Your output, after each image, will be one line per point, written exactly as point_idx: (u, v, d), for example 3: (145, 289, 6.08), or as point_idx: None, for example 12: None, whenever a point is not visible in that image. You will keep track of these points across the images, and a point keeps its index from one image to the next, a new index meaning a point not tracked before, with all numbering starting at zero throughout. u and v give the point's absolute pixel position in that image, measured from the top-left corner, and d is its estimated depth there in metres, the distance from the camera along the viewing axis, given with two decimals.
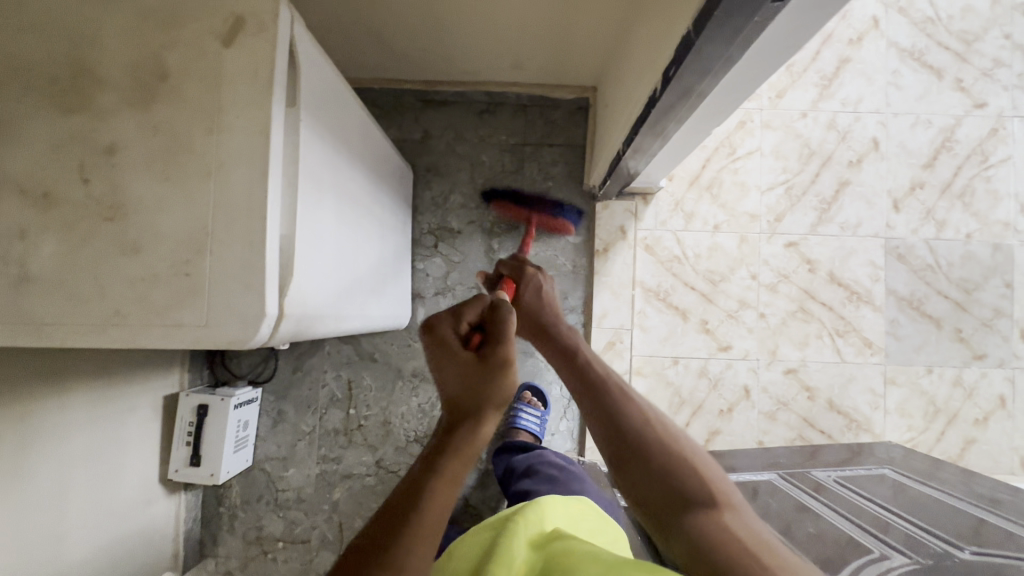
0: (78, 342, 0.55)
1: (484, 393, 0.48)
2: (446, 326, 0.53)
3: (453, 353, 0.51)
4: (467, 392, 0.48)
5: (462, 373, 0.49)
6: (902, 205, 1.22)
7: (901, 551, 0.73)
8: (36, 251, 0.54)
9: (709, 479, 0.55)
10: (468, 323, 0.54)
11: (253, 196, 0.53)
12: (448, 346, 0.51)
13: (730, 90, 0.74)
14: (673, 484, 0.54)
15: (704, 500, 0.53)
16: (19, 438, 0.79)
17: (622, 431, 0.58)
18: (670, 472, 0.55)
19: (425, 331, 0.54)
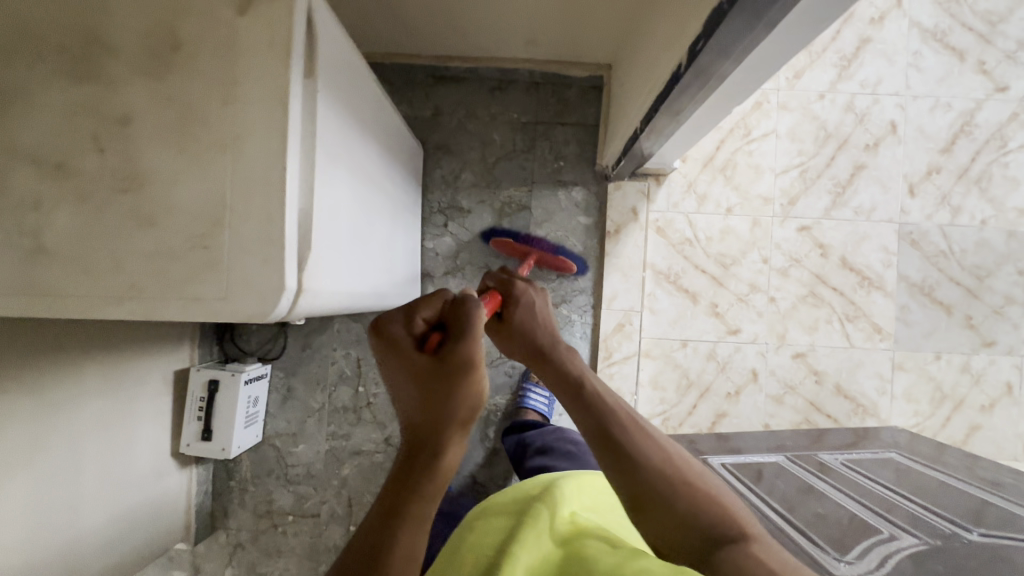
0: (93, 315, 0.54)
1: (438, 408, 0.46)
2: (398, 326, 0.48)
3: (408, 364, 0.46)
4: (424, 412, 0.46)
5: (418, 381, 0.46)
6: (918, 189, 1.21)
7: (909, 531, 0.74)
8: (49, 221, 0.53)
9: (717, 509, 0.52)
10: (425, 321, 0.49)
11: (272, 170, 0.52)
12: (405, 351, 0.46)
13: (756, 68, 0.72)
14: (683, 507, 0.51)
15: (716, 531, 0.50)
16: (33, 410, 0.79)
17: (634, 469, 0.52)
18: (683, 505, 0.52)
19: (372, 332, 0.48)
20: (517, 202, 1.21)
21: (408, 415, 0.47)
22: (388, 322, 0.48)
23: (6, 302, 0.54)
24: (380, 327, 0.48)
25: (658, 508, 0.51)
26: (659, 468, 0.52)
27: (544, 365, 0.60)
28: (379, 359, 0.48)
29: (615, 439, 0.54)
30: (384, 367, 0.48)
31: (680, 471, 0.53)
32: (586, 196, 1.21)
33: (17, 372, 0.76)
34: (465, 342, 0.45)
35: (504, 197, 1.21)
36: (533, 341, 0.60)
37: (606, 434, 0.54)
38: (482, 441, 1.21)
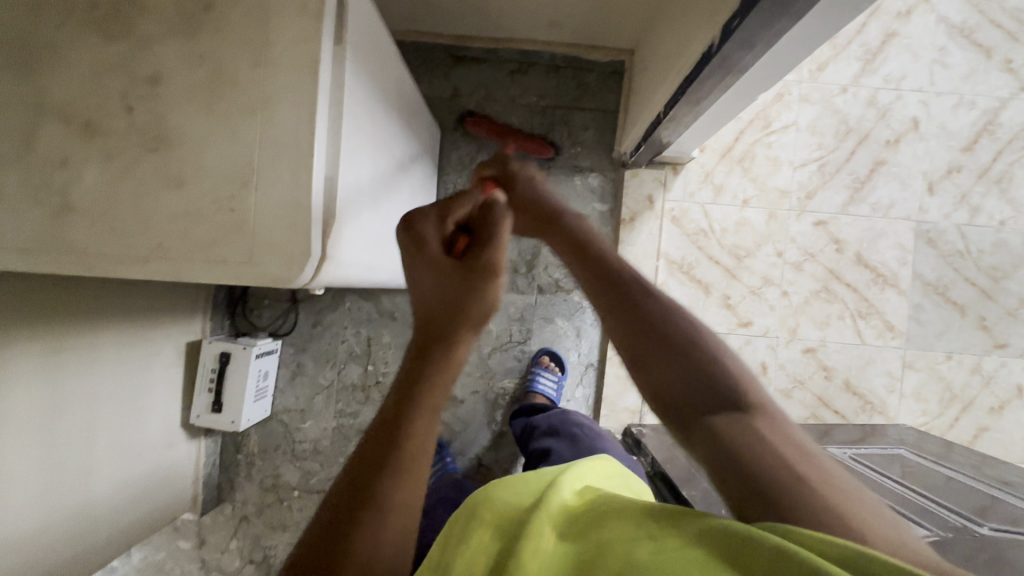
0: (119, 274, 0.54)
1: (457, 304, 0.45)
2: (430, 226, 0.49)
3: (435, 264, 0.47)
4: (444, 302, 0.45)
5: (442, 280, 0.46)
6: (937, 188, 1.20)
7: (920, 524, 0.74)
8: (78, 179, 0.53)
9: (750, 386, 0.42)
10: (454, 224, 0.51)
11: (300, 135, 0.52)
12: (432, 255, 0.47)
13: (788, 53, 0.71)
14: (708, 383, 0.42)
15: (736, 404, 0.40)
16: (51, 373, 0.79)
17: (633, 325, 0.46)
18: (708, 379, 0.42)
19: (400, 228, 0.49)
20: None
21: (423, 307, 0.46)
22: (414, 220, 0.49)
23: (34, 259, 0.54)
24: (411, 223, 0.49)
25: (655, 363, 0.44)
26: (664, 321, 0.46)
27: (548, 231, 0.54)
28: (403, 250, 0.48)
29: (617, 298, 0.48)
30: (406, 264, 0.48)
31: (692, 336, 0.45)
32: (602, 183, 1.20)
33: (35, 335, 0.76)
34: (491, 246, 0.48)
35: None
36: (538, 208, 0.55)
37: (608, 286, 0.49)
38: (489, 424, 1.21)
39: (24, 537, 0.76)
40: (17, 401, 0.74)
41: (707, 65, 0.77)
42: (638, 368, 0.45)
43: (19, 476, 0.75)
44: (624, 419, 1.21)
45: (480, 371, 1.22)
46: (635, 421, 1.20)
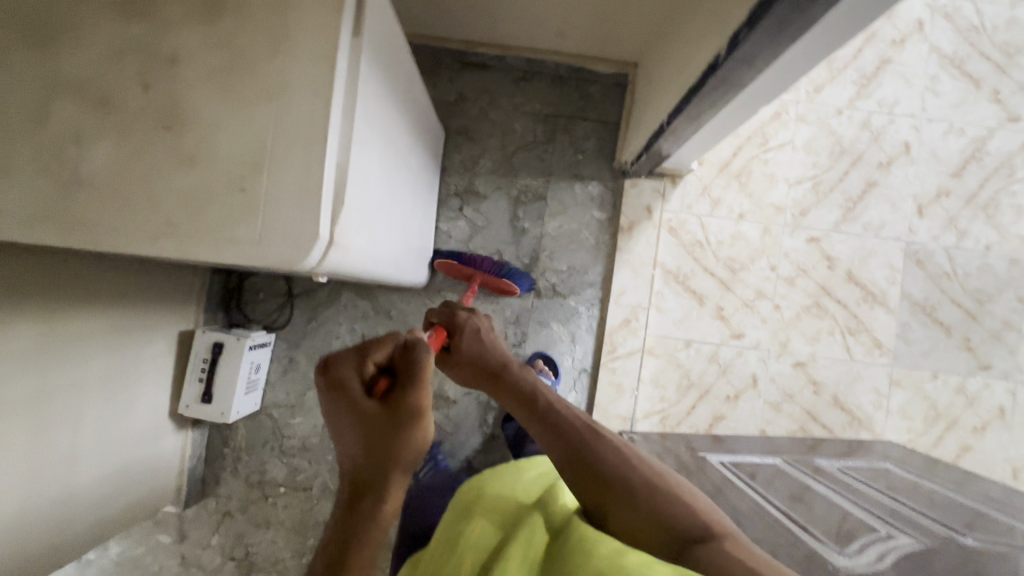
0: (126, 251, 0.54)
1: (381, 464, 0.41)
2: (349, 368, 0.44)
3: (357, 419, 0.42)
4: (370, 463, 0.41)
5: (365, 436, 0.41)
6: (926, 211, 1.23)
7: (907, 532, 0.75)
8: (89, 154, 0.53)
9: (694, 511, 0.51)
10: (376, 363, 0.45)
11: (315, 120, 0.53)
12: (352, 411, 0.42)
13: (791, 68, 0.73)
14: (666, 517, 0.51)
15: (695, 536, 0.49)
16: (41, 355, 0.78)
17: (596, 466, 0.53)
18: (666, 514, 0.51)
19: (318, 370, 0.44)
20: (533, 191, 1.22)
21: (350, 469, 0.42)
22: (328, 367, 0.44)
23: (37, 232, 0.53)
24: (328, 365, 0.44)
25: (623, 505, 0.51)
26: (623, 468, 0.53)
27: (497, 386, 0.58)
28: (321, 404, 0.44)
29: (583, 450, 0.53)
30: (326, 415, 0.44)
31: (657, 481, 0.53)
32: (602, 191, 1.22)
33: (27, 314, 0.75)
34: (416, 385, 0.43)
35: (520, 186, 1.22)
36: (490, 365, 0.58)
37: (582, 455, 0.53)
38: (480, 426, 1.21)
39: (8, 515, 0.76)
40: (7, 375, 0.73)
41: (711, 77, 0.79)
42: (584, 484, 0.52)
43: (7, 452, 0.74)
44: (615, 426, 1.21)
45: None
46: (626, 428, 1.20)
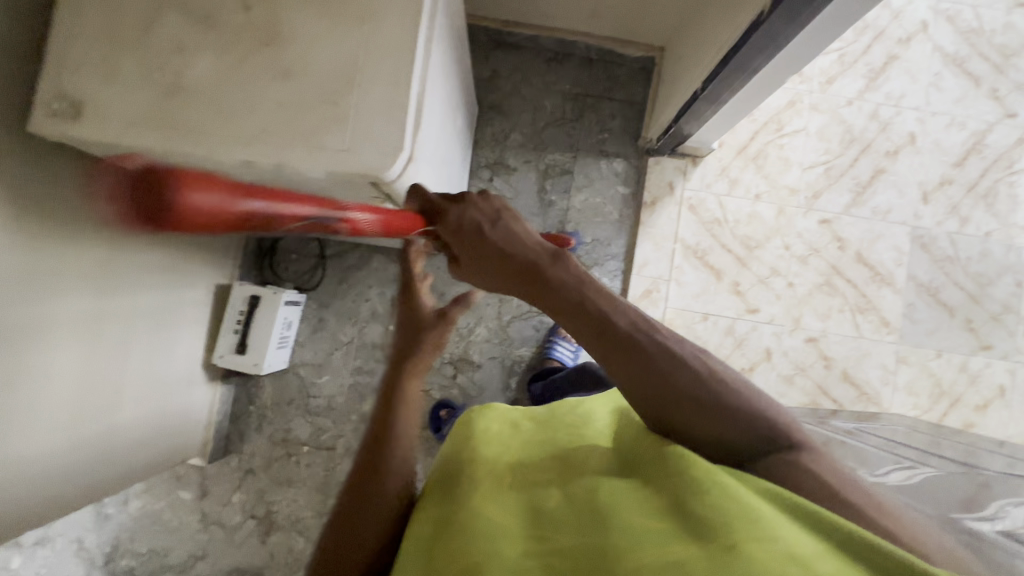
0: (220, 156, 0.58)
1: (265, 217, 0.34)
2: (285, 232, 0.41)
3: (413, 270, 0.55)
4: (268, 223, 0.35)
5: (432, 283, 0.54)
6: (931, 197, 1.30)
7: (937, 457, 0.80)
8: (192, 64, 0.57)
9: (773, 414, 0.46)
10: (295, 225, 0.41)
11: (404, 42, 0.58)
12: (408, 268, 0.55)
13: (824, 30, 0.78)
14: (740, 423, 0.45)
15: (772, 441, 0.44)
16: (105, 282, 0.82)
17: (651, 374, 0.46)
18: (738, 420, 0.45)
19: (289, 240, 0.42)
20: (560, 166, 1.28)
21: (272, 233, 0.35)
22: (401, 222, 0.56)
23: (140, 134, 0.57)
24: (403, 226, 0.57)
25: (688, 412, 0.45)
26: (682, 376, 0.46)
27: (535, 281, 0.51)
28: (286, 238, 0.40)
29: (633, 351, 0.46)
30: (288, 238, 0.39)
31: (729, 386, 0.46)
32: (626, 168, 1.28)
33: None
34: (207, 233, 0.31)
35: (548, 160, 1.28)
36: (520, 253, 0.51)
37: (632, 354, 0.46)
38: (504, 391, 1.24)
39: (61, 431, 0.78)
40: (75, 284, 0.76)
41: (755, 33, 0.84)
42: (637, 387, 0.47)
43: (64, 361, 0.77)
44: None
45: (499, 338, 1.25)
46: None
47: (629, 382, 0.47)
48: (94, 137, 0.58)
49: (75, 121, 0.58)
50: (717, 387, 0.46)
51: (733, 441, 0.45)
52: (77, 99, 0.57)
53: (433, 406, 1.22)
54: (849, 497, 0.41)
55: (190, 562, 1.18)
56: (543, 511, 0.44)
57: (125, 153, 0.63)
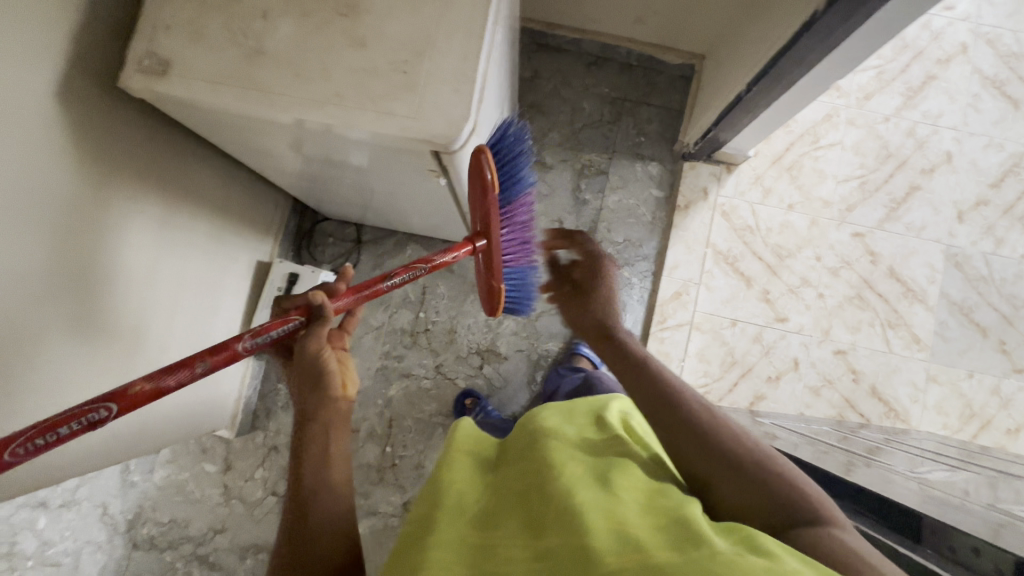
0: (294, 117, 0.61)
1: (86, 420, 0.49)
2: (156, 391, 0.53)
3: (322, 347, 0.61)
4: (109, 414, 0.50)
5: (314, 361, 0.61)
6: (966, 217, 1.30)
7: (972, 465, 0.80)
8: (274, 29, 0.61)
9: (795, 482, 0.47)
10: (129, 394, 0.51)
11: (475, 18, 0.61)
12: (322, 341, 0.61)
13: (877, 33, 0.79)
14: (758, 480, 0.48)
15: (790, 504, 0.46)
16: (161, 241, 0.86)
17: (688, 434, 0.51)
18: (754, 476, 0.48)
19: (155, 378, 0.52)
20: (596, 166, 1.30)
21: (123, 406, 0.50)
22: (284, 302, 0.61)
23: (220, 91, 0.61)
24: (286, 296, 0.63)
25: (720, 475, 0.49)
26: (706, 420, 0.52)
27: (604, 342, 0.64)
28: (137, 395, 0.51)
29: (670, 405, 0.53)
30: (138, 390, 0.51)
31: (759, 458, 0.49)
32: (660, 171, 1.31)
33: (161, 199, 0.83)
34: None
35: (584, 160, 1.30)
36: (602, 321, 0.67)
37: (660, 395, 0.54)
38: (528, 384, 1.25)
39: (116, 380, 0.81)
40: (139, 242, 0.81)
41: (808, 31, 0.84)
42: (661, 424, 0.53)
43: (121, 309, 0.80)
44: None
45: (527, 332, 1.27)
46: None
47: (668, 432, 0.52)
48: (178, 93, 0.62)
49: (163, 77, 0.61)
50: (746, 452, 0.50)
51: (763, 508, 0.46)
52: (165, 56, 0.61)
53: (458, 395, 1.23)
54: (869, 558, 0.41)
55: (208, 536, 1.19)
56: (520, 518, 0.45)
57: (200, 112, 0.67)
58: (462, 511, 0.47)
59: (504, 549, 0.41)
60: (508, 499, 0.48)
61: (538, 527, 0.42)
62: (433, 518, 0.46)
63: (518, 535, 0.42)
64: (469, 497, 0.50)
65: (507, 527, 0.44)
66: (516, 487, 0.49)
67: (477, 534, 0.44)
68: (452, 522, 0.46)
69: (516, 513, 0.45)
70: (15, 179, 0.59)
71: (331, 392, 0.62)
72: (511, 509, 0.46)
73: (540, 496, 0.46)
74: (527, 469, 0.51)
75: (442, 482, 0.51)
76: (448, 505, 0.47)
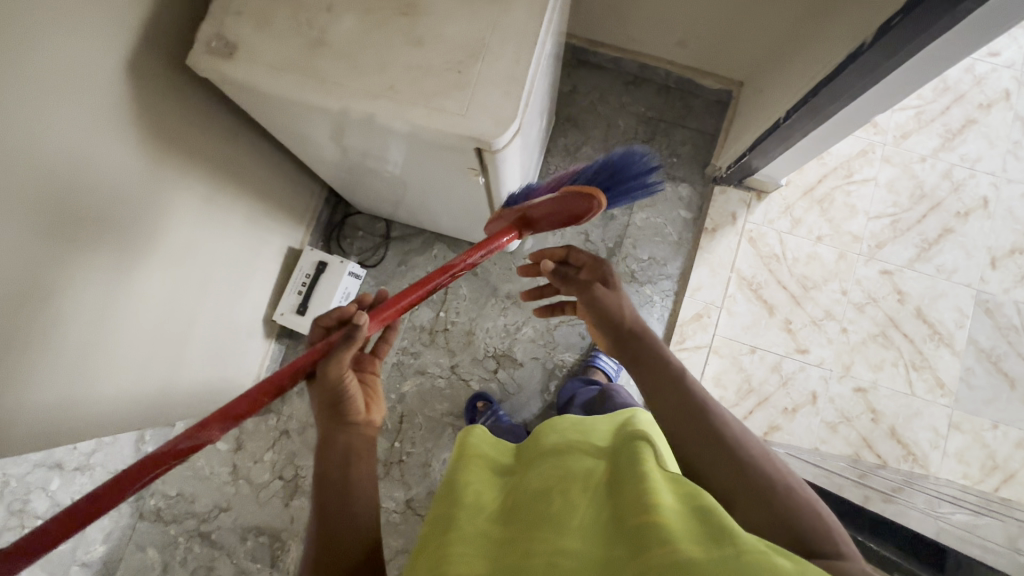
0: (347, 105, 0.64)
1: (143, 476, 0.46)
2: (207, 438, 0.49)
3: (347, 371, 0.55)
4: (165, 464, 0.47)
5: (336, 388, 0.55)
6: (999, 263, 1.28)
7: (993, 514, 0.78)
8: (337, 21, 0.64)
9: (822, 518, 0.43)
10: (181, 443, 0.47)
11: (529, 25, 0.63)
12: (346, 365, 0.54)
13: (923, 71, 0.79)
14: (788, 514, 0.43)
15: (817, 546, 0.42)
16: (200, 216, 0.88)
17: (712, 443, 0.48)
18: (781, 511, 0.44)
19: (207, 421, 0.49)
20: None
21: (172, 453, 0.47)
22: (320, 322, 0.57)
23: (279, 77, 0.64)
24: (323, 315, 0.58)
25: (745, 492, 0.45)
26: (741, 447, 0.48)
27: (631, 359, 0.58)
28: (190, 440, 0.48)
29: (683, 412, 0.51)
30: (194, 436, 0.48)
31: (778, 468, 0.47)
32: (690, 193, 1.32)
33: (206, 176, 0.86)
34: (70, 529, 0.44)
35: None
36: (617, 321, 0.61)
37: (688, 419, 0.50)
38: (541, 393, 1.24)
39: (141, 348, 0.84)
40: (179, 215, 0.83)
41: (853, 63, 0.84)
42: (697, 449, 0.49)
43: (156, 278, 0.83)
44: None
45: (544, 340, 1.27)
46: None
47: (689, 442, 0.49)
48: (239, 75, 0.65)
49: (227, 59, 0.64)
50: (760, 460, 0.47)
51: (782, 526, 0.43)
52: (233, 40, 0.65)
53: (471, 397, 1.23)
54: None
55: (213, 513, 1.22)
56: (540, 516, 0.45)
57: (257, 97, 0.70)
58: (481, 509, 0.49)
59: (527, 542, 0.42)
60: (528, 495, 0.49)
61: (558, 522, 0.43)
62: (451, 515, 0.48)
63: (538, 530, 0.43)
64: (488, 497, 0.51)
65: (528, 522, 0.45)
66: (537, 487, 0.49)
67: (498, 530, 0.46)
68: (472, 520, 0.47)
69: (535, 509, 0.46)
70: (75, 141, 0.62)
71: (352, 417, 0.57)
72: (531, 506, 0.47)
73: (560, 498, 0.47)
74: (548, 473, 0.52)
75: (460, 486, 0.52)
76: (466, 504, 0.49)
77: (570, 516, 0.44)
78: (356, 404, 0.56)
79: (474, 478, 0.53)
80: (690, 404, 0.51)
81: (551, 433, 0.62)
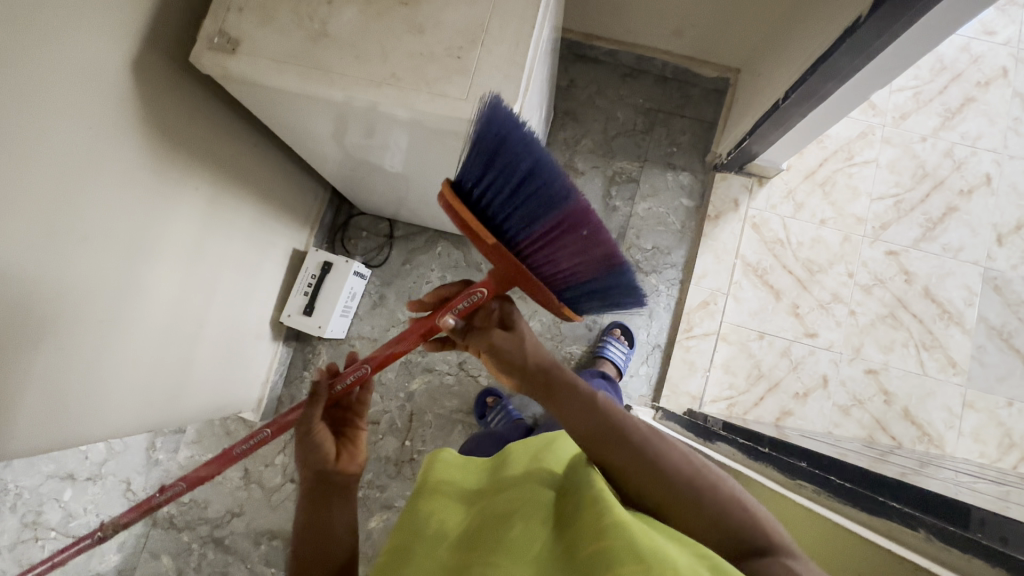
0: (349, 94, 0.64)
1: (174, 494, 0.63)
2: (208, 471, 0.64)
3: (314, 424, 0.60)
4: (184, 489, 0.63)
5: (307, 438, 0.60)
6: (1005, 240, 1.27)
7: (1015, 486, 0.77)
8: (337, 13, 0.65)
9: (755, 520, 0.47)
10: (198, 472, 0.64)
11: (527, 9, 0.64)
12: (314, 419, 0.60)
13: (920, 44, 0.79)
14: (724, 523, 0.47)
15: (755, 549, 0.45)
16: (207, 216, 0.89)
17: (650, 472, 0.50)
18: (718, 522, 0.47)
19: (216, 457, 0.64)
20: (627, 174, 1.32)
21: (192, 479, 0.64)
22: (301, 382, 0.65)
23: (281, 69, 0.65)
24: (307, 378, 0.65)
25: (682, 510, 0.48)
26: (676, 466, 0.50)
27: (554, 397, 0.54)
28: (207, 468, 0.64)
29: (612, 437, 0.51)
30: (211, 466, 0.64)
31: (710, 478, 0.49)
32: (692, 181, 1.32)
33: (212, 175, 0.87)
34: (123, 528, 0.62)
35: (616, 168, 1.32)
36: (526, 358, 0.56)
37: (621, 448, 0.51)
38: None
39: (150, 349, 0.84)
40: (186, 215, 0.84)
41: (850, 38, 0.83)
42: (636, 478, 0.50)
43: (164, 281, 0.83)
44: (684, 405, 1.22)
45: (551, 333, 1.26)
46: (696, 407, 1.21)
47: (624, 471, 0.51)
48: (243, 70, 0.66)
49: (230, 55, 0.65)
50: (692, 473, 0.50)
51: (722, 533, 0.46)
52: (235, 36, 0.65)
53: (480, 393, 1.23)
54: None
55: (226, 519, 1.21)
56: (495, 542, 0.44)
57: (259, 92, 0.71)
58: (441, 536, 0.49)
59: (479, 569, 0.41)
60: (489, 521, 0.48)
61: (512, 550, 0.42)
62: (410, 550, 0.48)
63: (494, 555, 0.42)
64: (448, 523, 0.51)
65: (484, 548, 0.44)
66: (498, 510, 0.49)
67: (454, 557, 0.45)
68: (431, 551, 0.47)
69: (491, 536, 0.45)
70: (74, 145, 0.62)
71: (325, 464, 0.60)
72: (491, 530, 0.46)
73: (519, 524, 0.46)
74: (510, 495, 0.51)
75: (422, 515, 0.52)
76: (427, 535, 0.49)
77: (527, 547, 0.43)
78: (325, 453, 0.60)
79: (430, 509, 0.53)
80: (610, 427, 0.52)
81: (519, 450, 0.62)
